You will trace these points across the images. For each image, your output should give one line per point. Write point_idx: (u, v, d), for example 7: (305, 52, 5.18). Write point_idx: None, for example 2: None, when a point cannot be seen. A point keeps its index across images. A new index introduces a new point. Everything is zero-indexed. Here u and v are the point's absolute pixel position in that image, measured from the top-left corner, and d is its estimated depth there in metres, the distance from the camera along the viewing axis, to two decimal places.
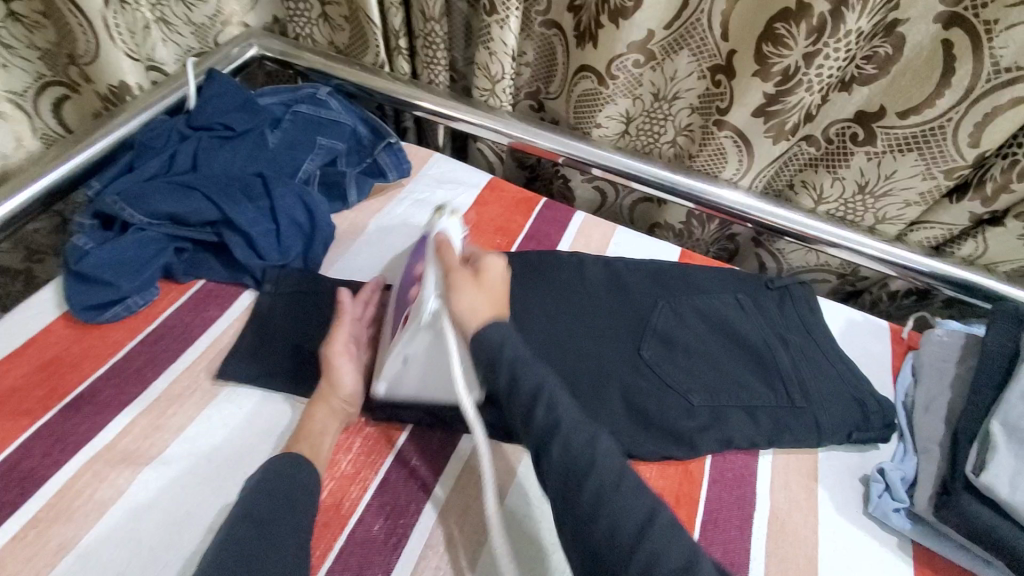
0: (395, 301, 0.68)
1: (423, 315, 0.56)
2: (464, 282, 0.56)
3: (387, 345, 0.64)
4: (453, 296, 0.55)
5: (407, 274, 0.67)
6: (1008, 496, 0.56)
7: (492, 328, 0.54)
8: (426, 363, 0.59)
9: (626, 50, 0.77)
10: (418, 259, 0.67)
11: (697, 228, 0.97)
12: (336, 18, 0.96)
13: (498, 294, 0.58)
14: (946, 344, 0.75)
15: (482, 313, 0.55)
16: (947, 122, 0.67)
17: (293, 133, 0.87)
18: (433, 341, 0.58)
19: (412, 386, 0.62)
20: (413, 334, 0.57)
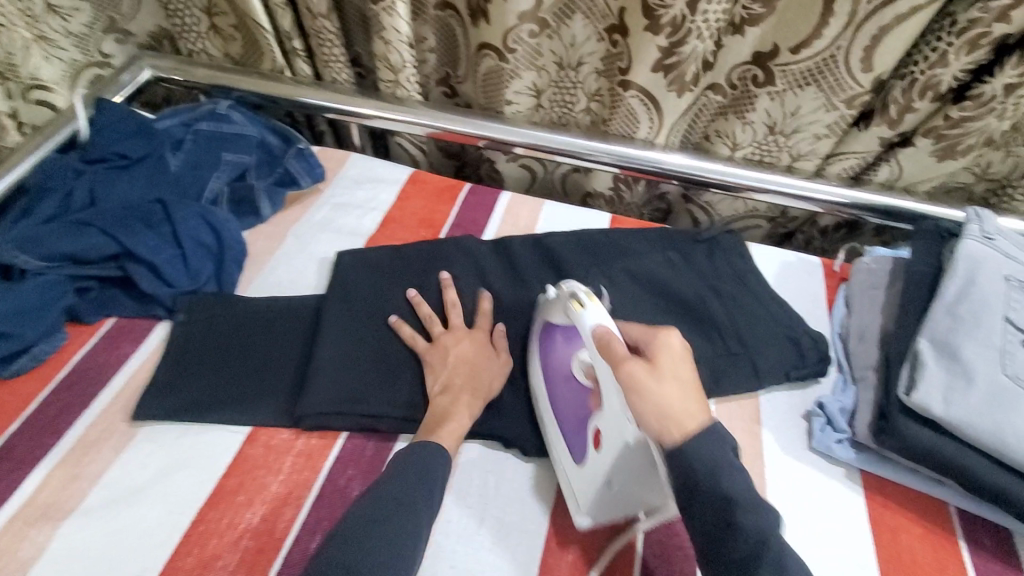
0: (550, 398, 0.62)
1: (626, 433, 0.50)
2: (648, 377, 0.48)
3: (568, 471, 0.58)
4: (639, 399, 0.48)
5: (557, 370, 0.61)
6: (943, 414, 0.56)
7: (710, 441, 0.46)
8: (632, 478, 0.52)
9: (519, 21, 0.76)
10: (568, 344, 0.62)
11: (626, 192, 0.96)
12: (226, 29, 0.93)
13: (685, 379, 0.49)
14: (874, 271, 0.75)
15: (687, 416, 0.47)
16: (837, 52, 0.67)
17: (195, 153, 0.83)
18: (634, 461, 0.51)
19: (614, 506, 0.55)
20: (617, 456, 0.51)
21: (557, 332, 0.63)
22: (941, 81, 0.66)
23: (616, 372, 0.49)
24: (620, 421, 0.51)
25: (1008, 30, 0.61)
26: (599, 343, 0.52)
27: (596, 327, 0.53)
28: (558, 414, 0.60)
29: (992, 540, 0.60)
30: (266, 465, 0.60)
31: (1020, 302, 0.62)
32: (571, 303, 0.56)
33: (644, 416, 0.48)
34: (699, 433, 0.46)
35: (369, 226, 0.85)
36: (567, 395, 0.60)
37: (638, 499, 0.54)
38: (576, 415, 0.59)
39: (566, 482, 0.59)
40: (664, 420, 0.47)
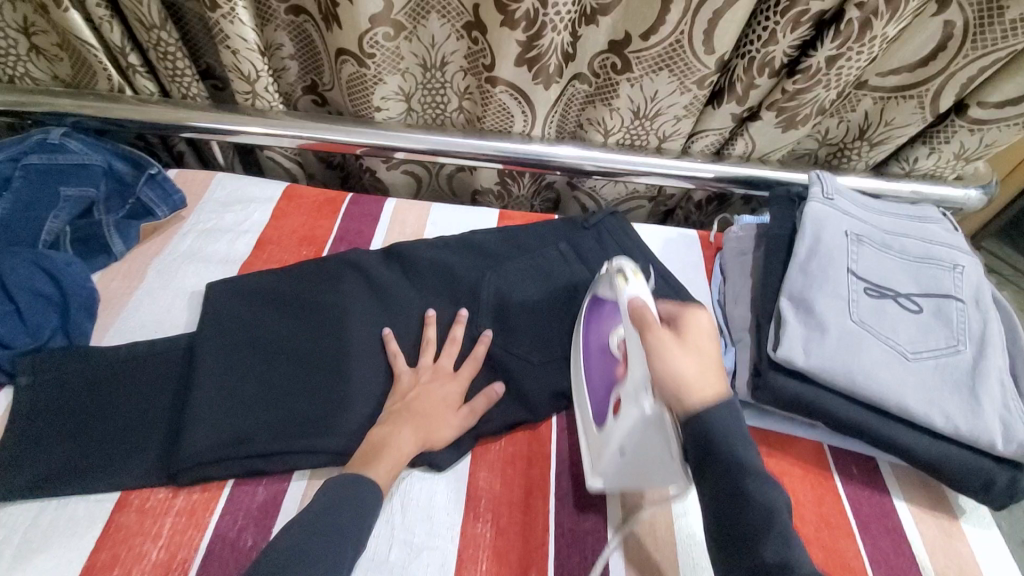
0: (586, 377, 0.65)
1: (642, 403, 0.51)
2: (674, 349, 0.49)
3: (592, 437, 0.60)
4: (662, 364, 0.48)
5: (595, 345, 0.65)
6: (804, 364, 0.61)
7: (721, 409, 0.45)
8: (644, 449, 0.54)
9: (372, 24, 0.73)
10: (608, 320, 0.64)
11: (513, 186, 0.97)
12: (48, 48, 0.82)
13: (709, 357, 0.50)
14: (742, 238, 0.81)
15: (702, 390, 0.47)
16: (682, 37, 0.70)
17: (27, 192, 0.71)
18: (653, 429, 0.51)
19: (630, 477, 0.57)
20: (632, 423, 0.52)
21: (597, 314, 0.67)
22: (774, 58, 0.72)
23: (642, 337, 0.51)
24: (638, 388, 0.52)
25: (823, 7, 0.66)
26: (634, 314, 0.54)
27: (632, 299, 0.56)
28: (591, 381, 0.64)
29: (860, 470, 0.68)
30: (143, 530, 0.55)
31: (859, 253, 0.69)
32: (616, 278, 0.59)
33: (661, 384, 0.48)
34: (709, 406, 0.45)
35: (243, 250, 0.79)
36: (604, 374, 0.62)
37: (656, 480, 0.56)
38: (606, 384, 0.60)
39: (592, 446, 0.60)
40: (683, 388, 0.47)
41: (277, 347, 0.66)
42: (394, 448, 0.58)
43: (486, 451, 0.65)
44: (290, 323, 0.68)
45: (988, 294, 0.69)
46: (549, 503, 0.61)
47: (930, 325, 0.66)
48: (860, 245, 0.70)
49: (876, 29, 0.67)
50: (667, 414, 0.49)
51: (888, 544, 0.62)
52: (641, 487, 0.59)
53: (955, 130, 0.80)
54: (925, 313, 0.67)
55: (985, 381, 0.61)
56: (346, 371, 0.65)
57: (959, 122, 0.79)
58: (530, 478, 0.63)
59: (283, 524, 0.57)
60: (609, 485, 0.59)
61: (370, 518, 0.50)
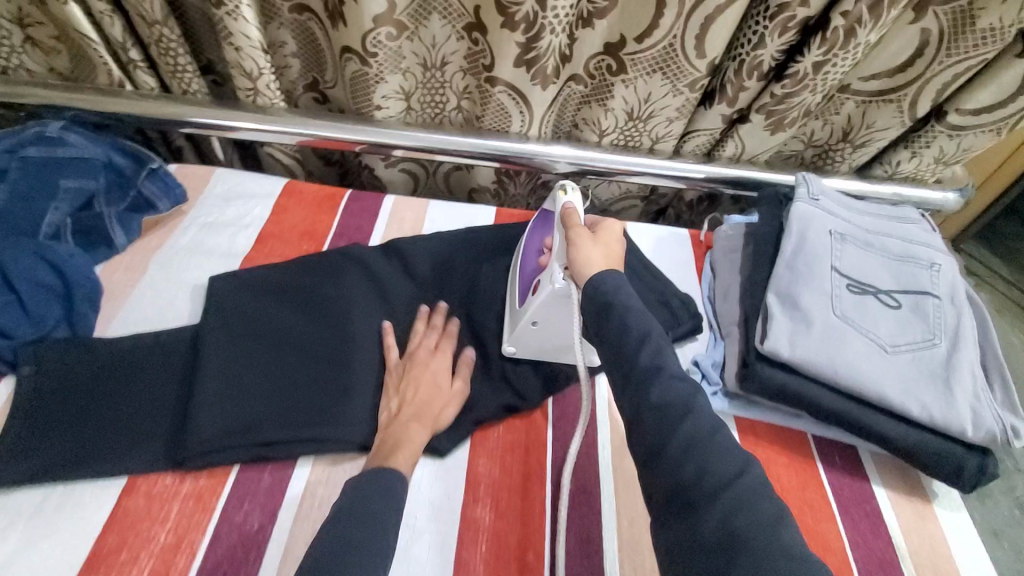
0: (519, 263, 0.74)
1: (556, 281, 0.62)
2: (587, 237, 0.61)
3: (515, 311, 0.70)
4: (574, 246, 0.60)
5: (531, 245, 0.73)
6: (790, 354, 0.64)
7: (611, 278, 0.55)
8: (555, 316, 0.65)
9: (376, 24, 0.74)
10: (546, 229, 0.72)
11: (510, 185, 0.99)
12: (46, 41, 0.83)
13: (619, 250, 0.61)
14: (731, 237, 0.84)
15: (597, 264, 0.58)
16: (674, 40, 0.73)
17: (23, 182, 0.71)
18: (560, 302, 0.63)
19: (541, 349, 0.68)
20: (546, 296, 0.63)
21: (541, 220, 0.74)
22: (763, 61, 0.74)
23: (567, 226, 0.63)
24: (555, 268, 0.63)
25: (810, 13, 0.69)
26: (563, 214, 0.65)
27: (565, 205, 0.67)
28: (521, 268, 0.72)
29: (842, 458, 0.71)
30: (151, 514, 0.56)
31: (842, 251, 0.73)
32: (555, 192, 0.70)
33: (574, 261, 0.60)
34: (601, 272, 0.56)
35: (244, 244, 0.80)
36: (531, 265, 0.71)
37: (574, 351, 0.68)
38: (531, 270, 0.70)
39: (513, 318, 0.69)
40: (580, 262, 0.58)
41: (280, 339, 0.67)
42: (395, 437, 0.60)
43: (485, 439, 0.66)
44: (292, 315, 0.69)
45: (962, 290, 0.73)
46: (546, 488, 0.63)
47: (908, 320, 0.70)
48: (843, 243, 0.73)
49: (859, 36, 0.70)
50: (573, 289, 0.60)
51: (868, 528, 0.65)
52: (550, 356, 0.70)
53: (935, 135, 0.84)
54: (904, 308, 0.70)
55: (957, 373, 0.65)
56: (348, 361, 0.66)
57: (939, 128, 0.83)
58: (528, 465, 0.65)
59: (288, 507, 0.58)
60: (519, 348, 0.68)
61: (373, 504, 0.52)
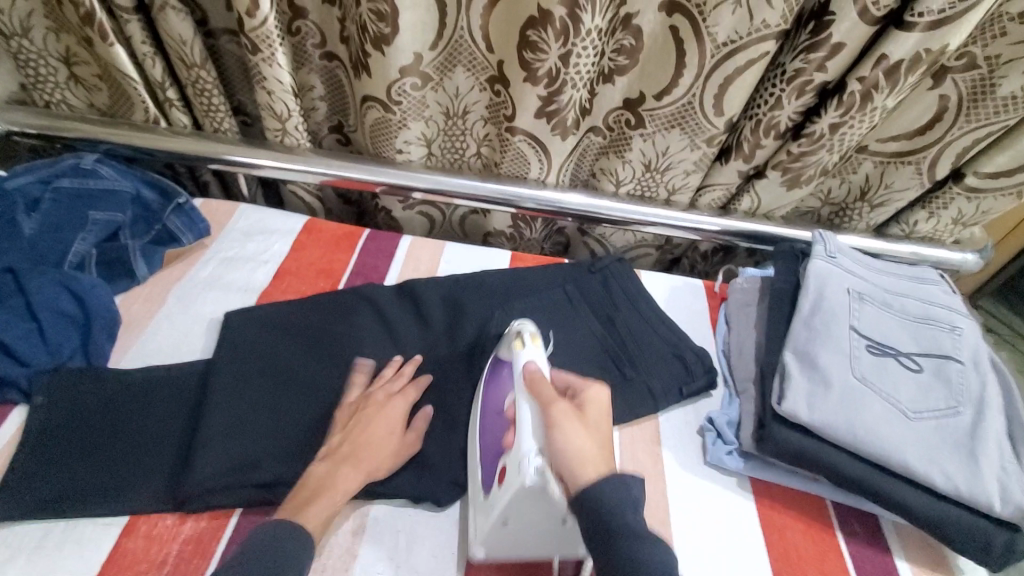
0: (478, 434, 0.63)
1: (526, 473, 0.52)
2: (571, 422, 0.53)
3: (478, 502, 0.59)
4: (555, 436, 0.52)
5: (491, 406, 0.64)
6: (808, 418, 0.62)
7: (612, 487, 0.48)
8: (523, 517, 0.54)
9: (401, 75, 0.77)
10: (504, 388, 0.63)
11: (526, 230, 1.00)
12: (89, 78, 0.86)
13: (603, 435, 0.54)
14: (747, 290, 0.83)
15: (592, 462, 0.50)
16: (694, 98, 0.74)
17: (55, 214, 0.75)
18: (537, 499, 0.53)
19: (513, 547, 0.56)
20: (515, 496, 0.53)
21: (496, 377, 0.65)
22: (780, 121, 0.76)
23: (544, 404, 0.55)
24: (527, 456, 0.53)
25: (827, 77, 0.71)
26: (528, 381, 0.58)
27: (524, 365, 0.60)
28: (482, 445, 0.62)
29: (862, 526, 0.68)
30: (151, 554, 0.55)
31: (861, 311, 0.72)
32: (515, 342, 0.64)
33: (564, 468, 0.51)
34: (599, 482, 0.48)
35: (262, 280, 0.81)
36: (495, 436, 0.61)
37: (553, 546, 0.56)
38: (494, 439, 0.61)
39: (472, 523, 0.58)
40: (570, 460, 0.51)
41: (291, 378, 0.67)
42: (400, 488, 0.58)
43: None
44: (303, 354, 0.69)
45: (985, 356, 0.71)
46: None
47: (930, 384, 0.68)
48: (862, 303, 0.73)
49: (876, 100, 0.71)
50: (555, 484, 0.51)
51: None
52: (527, 551, 0.57)
53: (953, 197, 0.84)
54: (925, 372, 0.69)
55: (982, 443, 0.63)
56: (357, 402, 0.66)
57: (956, 189, 0.83)
58: None
59: None
60: (494, 553, 0.57)
61: None
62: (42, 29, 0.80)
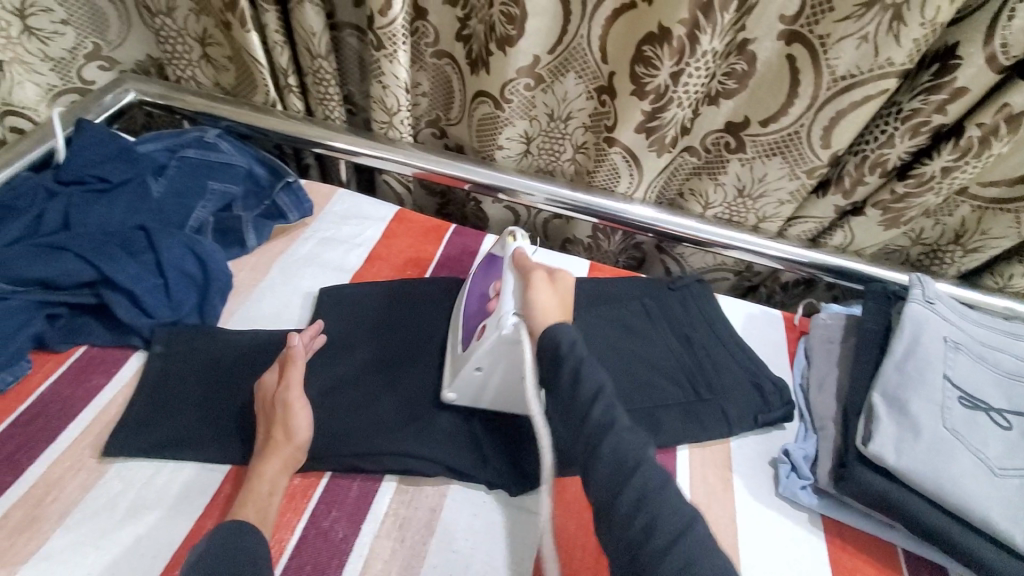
0: (464, 315, 0.70)
1: (503, 324, 0.60)
2: (543, 285, 0.62)
3: (458, 355, 0.66)
4: (531, 293, 0.61)
5: (477, 291, 0.71)
6: (895, 463, 0.61)
7: (571, 327, 0.57)
8: (497, 365, 0.62)
9: (516, 75, 0.80)
10: (492, 274, 0.71)
11: (604, 241, 1.01)
12: (219, 59, 0.93)
13: (569, 301, 0.63)
14: (830, 326, 0.82)
15: (555, 314, 0.60)
16: (800, 128, 0.74)
17: (180, 180, 0.81)
18: (512, 344, 0.60)
19: (482, 394, 0.65)
20: (491, 344, 0.60)
21: (484, 267, 0.72)
22: (887, 159, 0.74)
23: (525, 275, 0.64)
24: (502, 316, 0.60)
25: (944, 121, 0.69)
26: (516, 262, 0.65)
27: (514, 251, 0.67)
28: (465, 318, 0.69)
29: None
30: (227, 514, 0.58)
31: (955, 360, 0.70)
32: (506, 238, 0.69)
33: (528, 309, 0.60)
34: (557, 322, 0.58)
35: (355, 261, 0.86)
36: (478, 309, 0.68)
37: (511, 401, 0.66)
38: (477, 315, 0.67)
39: (454, 364, 0.65)
40: (540, 312, 0.59)
41: (377, 358, 0.70)
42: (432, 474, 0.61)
43: (562, 492, 0.65)
44: (390, 335, 0.73)
45: None
46: None
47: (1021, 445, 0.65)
48: (957, 352, 0.70)
49: (994, 148, 0.69)
50: (525, 336, 0.59)
51: None
52: (492, 409, 0.66)
53: None
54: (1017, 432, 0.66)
55: None
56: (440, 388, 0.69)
57: None
58: None
59: (371, 522, 0.59)
60: (463, 397, 0.65)
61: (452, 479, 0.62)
62: (185, 11, 0.86)
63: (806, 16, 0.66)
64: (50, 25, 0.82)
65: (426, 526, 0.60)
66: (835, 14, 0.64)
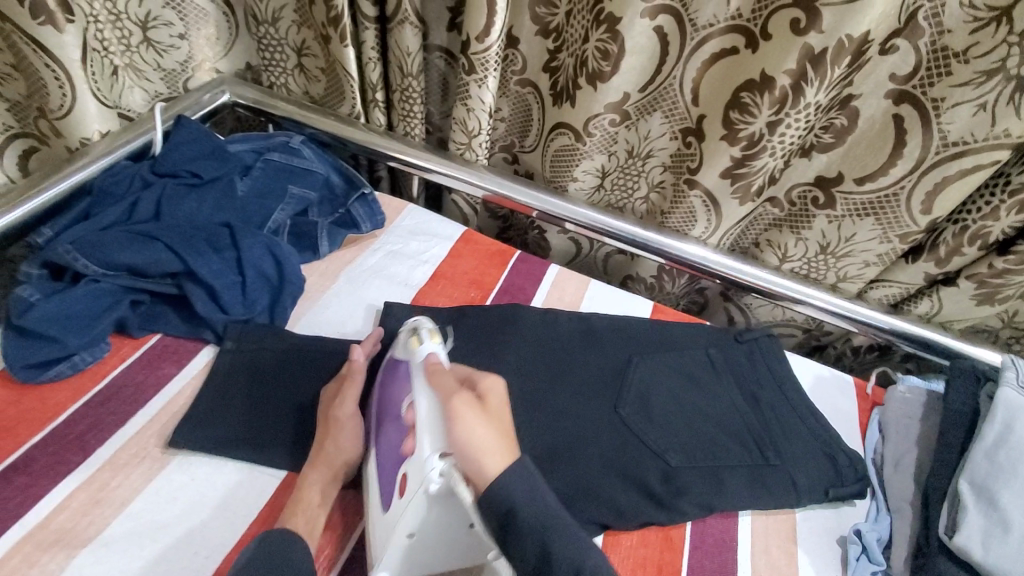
0: (378, 444, 0.59)
1: (430, 477, 0.48)
2: (472, 417, 0.50)
3: (378, 517, 0.55)
4: (458, 430, 0.49)
5: (390, 406, 0.59)
6: (983, 559, 0.56)
7: (517, 477, 0.47)
8: (434, 528, 0.51)
9: (602, 111, 0.80)
10: (399, 385, 0.59)
11: (668, 283, 0.99)
12: (313, 70, 0.96)
13: (506, 424, 0.53)
14: (909, 402, 0.78)
15: (494, 452, 0.49)
16: (900, 191, 0.71)
17: (263, 181, 0.84)
18: (446, 502, 0.50)
19: (420, 555, 0.54)
20: (416, 507, 0.49)
21: (394, 376, 0.61)
22: (990, 232, 0.70)
23: (442, 403, 0.52)
24: (423, 459, 0.49)
25: None
26: (427, 378, 0.54)
27: (425, 358, 0.56)
28: (379, 465, 0.57)
29: None
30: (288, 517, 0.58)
31: None
32: (410, 340, 0.58)
33: (459, 452, 0.48)
34: (506, 473, 0.47)
35: (420, 278, 0.86)
36: (392, 441, 0.56)
37: (460, 553, 0.55)
38: (392, 451, 0.55)
39: (377, 535, 0.54)
40: (480, 458, 0.48)
41: None
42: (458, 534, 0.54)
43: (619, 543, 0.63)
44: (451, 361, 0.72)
45: None
46: None
47: None
48: None
49: None
50: (461, 486, 0.48)
51: None
52: (432, 568, 0.56)
53: None
54: None
55: None
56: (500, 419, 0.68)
57: None
58: None
59: None
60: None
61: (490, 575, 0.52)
62: (289, 22, 0.90)
63: (920, 77, 0.64)
64: (170, 38, 0.86)
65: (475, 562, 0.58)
66: (952, 79, 0.62)
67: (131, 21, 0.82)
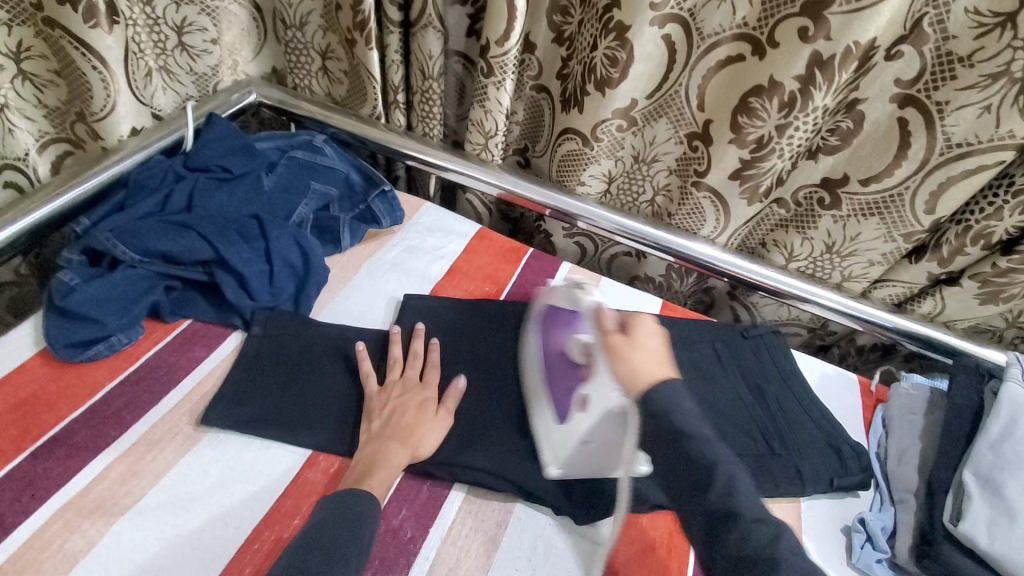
0: (545, 379, 0.68)
1: (609, 395, 0.58)
2: (626, 346, 0.59)
3: (551, 426, 0.64)
4: (625, 360, 0.58)
5: (553, 348, 0.68)
6: (987, 547, 0.58)
7: (665, 391, 0.53)
8: (607, 438, 0.60)
9: (609, 117, 0.83)
10: (563, 327, 0.68)
11: (676, 281, 1.01)
12: (336, 72, 1.00)
13: (660, 351, 0.59)
14: (913, 397, 0.79)
15: (651, 373, 0.56)
16: (904, 191, 0.73)
17: (287, 177, 0.87)
18: (619, 417, 0.58)
19: (589, 465, 0.62)
20: (601, 417, 0.59)
21: (554, 320, 0.70)
22: (993, 232, 0.72)
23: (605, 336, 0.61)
24: (606, 386, 0.59)
25: None
26: (595, 318, 0.64)
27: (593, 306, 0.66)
28: (549, 381, 0.67)
29: None
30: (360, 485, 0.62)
31: None
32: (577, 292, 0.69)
33: (628, 376, 0.57)
34: (655, 387, 0.54)
35: (437, 272, 0.89)
36: (561, 373, 0.66)
37: (604, 463, 0.62)
38: (568, 387, 0.65)
39: (544, 438, 0.64)
40: (635, 375, 0.56)
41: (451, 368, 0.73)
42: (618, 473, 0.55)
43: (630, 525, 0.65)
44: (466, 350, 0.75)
45: None
46: None
47: None
48: None
49: None
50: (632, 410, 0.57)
51: None
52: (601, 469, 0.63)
53: None
54: None
55: None
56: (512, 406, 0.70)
57: None
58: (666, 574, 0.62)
59: (439, 526, 0.60)
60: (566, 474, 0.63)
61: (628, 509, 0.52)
62: (315, 26, 0.94)
63: (924, 81, 0.66)
64: (203, 43, 0.90)
65: (491, 539, 0.60)
66: (957, 82, 0.64)
67: (166, 25, 0.86)
